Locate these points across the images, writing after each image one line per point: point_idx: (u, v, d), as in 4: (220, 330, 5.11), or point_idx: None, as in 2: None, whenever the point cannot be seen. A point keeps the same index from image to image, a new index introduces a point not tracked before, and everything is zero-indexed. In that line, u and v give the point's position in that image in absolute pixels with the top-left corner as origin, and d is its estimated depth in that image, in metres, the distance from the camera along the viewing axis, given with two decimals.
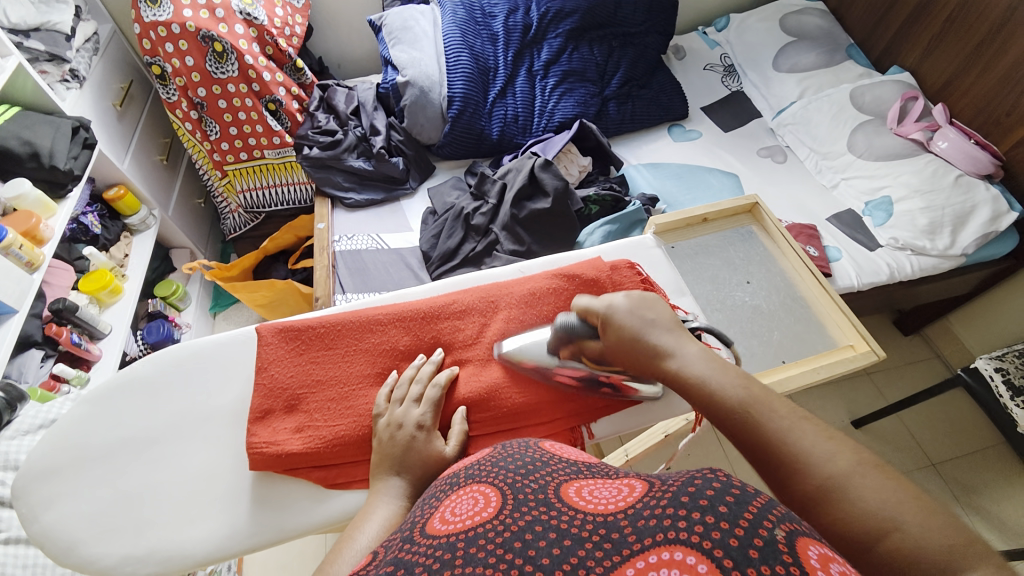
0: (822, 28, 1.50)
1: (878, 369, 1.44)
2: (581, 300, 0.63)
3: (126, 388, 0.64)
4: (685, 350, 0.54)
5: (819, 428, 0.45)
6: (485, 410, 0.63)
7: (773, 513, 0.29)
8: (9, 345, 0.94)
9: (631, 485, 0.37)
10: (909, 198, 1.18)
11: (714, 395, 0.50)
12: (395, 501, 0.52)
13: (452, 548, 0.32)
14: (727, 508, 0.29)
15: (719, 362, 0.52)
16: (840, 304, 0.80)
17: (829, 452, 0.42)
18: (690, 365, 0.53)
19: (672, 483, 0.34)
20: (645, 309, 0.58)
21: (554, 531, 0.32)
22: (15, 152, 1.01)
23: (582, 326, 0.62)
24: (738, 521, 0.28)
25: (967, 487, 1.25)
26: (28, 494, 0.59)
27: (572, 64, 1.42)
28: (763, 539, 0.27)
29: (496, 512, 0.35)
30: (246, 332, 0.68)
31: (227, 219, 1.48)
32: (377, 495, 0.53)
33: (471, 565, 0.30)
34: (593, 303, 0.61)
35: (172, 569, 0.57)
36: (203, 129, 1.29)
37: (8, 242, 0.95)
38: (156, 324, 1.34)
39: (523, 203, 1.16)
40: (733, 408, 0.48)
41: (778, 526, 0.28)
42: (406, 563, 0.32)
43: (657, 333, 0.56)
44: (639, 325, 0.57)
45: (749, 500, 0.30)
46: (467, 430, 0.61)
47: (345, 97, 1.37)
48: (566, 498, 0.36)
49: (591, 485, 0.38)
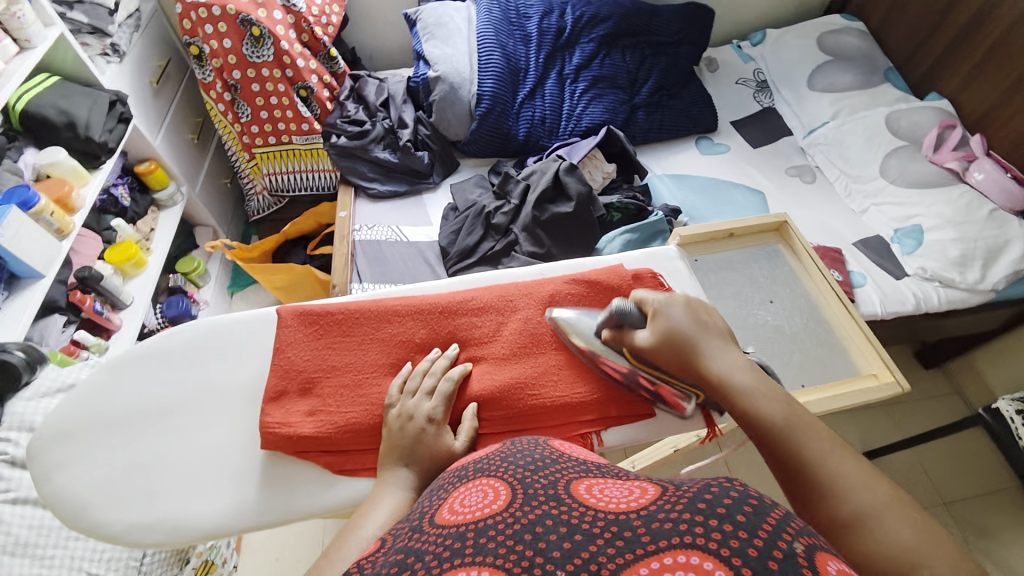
0: (861, 49, 1.47)
1: (896, 401, 1.40)
2: (638, 294, 0.65)
3: (145, 358, 0.65)
4: (732, 358, 0.57)
5: (856, 458, 0.48)
6: (495, 407, 0.63)
7: (792, 526, 0.29)
8: (35, 308, 0.96)
9: (642, 487, 0.35)
10: (941, 227, 1.15)
11: (753, 409, 0.52)
12: (403, 490, 0.53)
13: (462, 538, 0.32)
14: (744, 517, 0.29)
15: (761, 377, 0.55)
16: (864, 330, 0.79)
17: (864, 483, 0.45)
18: (734, 374, 0.55)
19: (688, 488, 0.33)
20: (698, 313, 0.61)
21: (565, 526, 0.31)
22: (52, 121, 1.04)
23: (636, 315, 0.63)
24: (756, 531, 0.28)
25: (977, 529, 1.21)
26: (45, 454, 0.60)
27: (603, 70, 1.41)
28: (783, 551, 0.27)
29: (505, 504, 0.35)
30: (266, 313, 0.69)
31: (251, 201, 1.50)
32: (384, 484, 0.54)
33: (481, 555, 0.30)
34: (649, 296, 0.63)
35: (179, 540, 0.58)
36: (235, 111, 1.32)
37: (40, 208, 0.97)
38: (175, 298, 1.36)
39: (545, 205, 1.15)
40: (775, 431, 0.50)
41: (798, 539, 0.28)
42: (416, 551, 0.32)
43: (710, 345, 0.58)
44: (699, 339, 0.58)
45: (767, 511, 0.29)
46: (477, 428, 0.61)
47: (376, 88, 1.38)
48: (576, 495, 0.35)
49: (601, 485, 0.37)
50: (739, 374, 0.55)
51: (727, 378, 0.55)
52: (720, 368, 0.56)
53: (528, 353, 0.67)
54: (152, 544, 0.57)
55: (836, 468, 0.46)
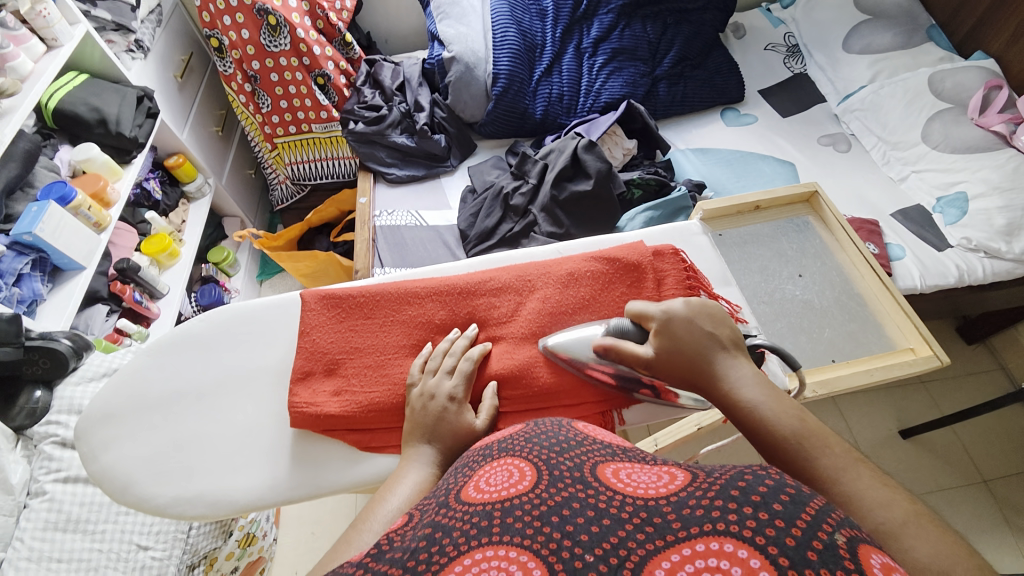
0: (902, 5, 1.37)
1: (935, 378, 1.34)
2: (636, 303, 0.61)
3: (179, 343, 0.68)
4: (742, 372, 0.54)
5: (874, 472, 0.44)
6: (516, 387, 0.63)
7: (833, 517, 0.28)
8: (79, 298, 1.02)
9: (672, 472, 0.35)
10: (987, 195, 1.08)
11: (763, 421, 0.49)
12: (425, 468, 0.54)
13: (489, 516, 0.32)
14: (781, 506, 0.28)
15: (771, 389, 0.52)
16: (902, 304, 0.75)
17: (884, 500, 0.41)
18: (742, 387, 0.52)
19: (720, 474, 0.32)
20: (703, 321, 0.57)
21: (592, 510, 0.31)
22: (85, 118, 1.08)
23: (635, 329, 0.60)
24: (795, 521, 0.27)
25: (1020, 509, 1.16)
26: (92, 435, 0.64)
27: (623, 42, 1.36)
28: (823, 542, 0.26)
29: (532, 485, 0.35)
30: (291, 297, 0.71)
31: (275, 190, 1.53)
32: (409, 460, 0.55)
33: (508, 535, 0.30)
34: (648, 307, 0.59)
35: (218, 514, 0.61)
36: (255, 101, 1.33)
37: (78, 203, 1.02)
38: (208, 287, 1.42)
39: (563, 184, 1.13)
40: (785, 443, 0.47)
41: (840, 531, 0.27)
42: (443, 526, 0.32)
43: (718, 357, 0.55)
44: (708, 352, 0.55)
45: (806, 501, 0.29)
46: (499, 407, 0.62)
47: (391, 72, 1.38)
48: (604, 478, 0.35)
49: (628, 468, 0.37)
50: (749, 388, 0.52)
51: (737, 392, 0.52)
52: (731, 381, 0.53)
53: (547, 332, 0.67)
54: (193, 517, 0.61)
55: (852, 482, 0.43)
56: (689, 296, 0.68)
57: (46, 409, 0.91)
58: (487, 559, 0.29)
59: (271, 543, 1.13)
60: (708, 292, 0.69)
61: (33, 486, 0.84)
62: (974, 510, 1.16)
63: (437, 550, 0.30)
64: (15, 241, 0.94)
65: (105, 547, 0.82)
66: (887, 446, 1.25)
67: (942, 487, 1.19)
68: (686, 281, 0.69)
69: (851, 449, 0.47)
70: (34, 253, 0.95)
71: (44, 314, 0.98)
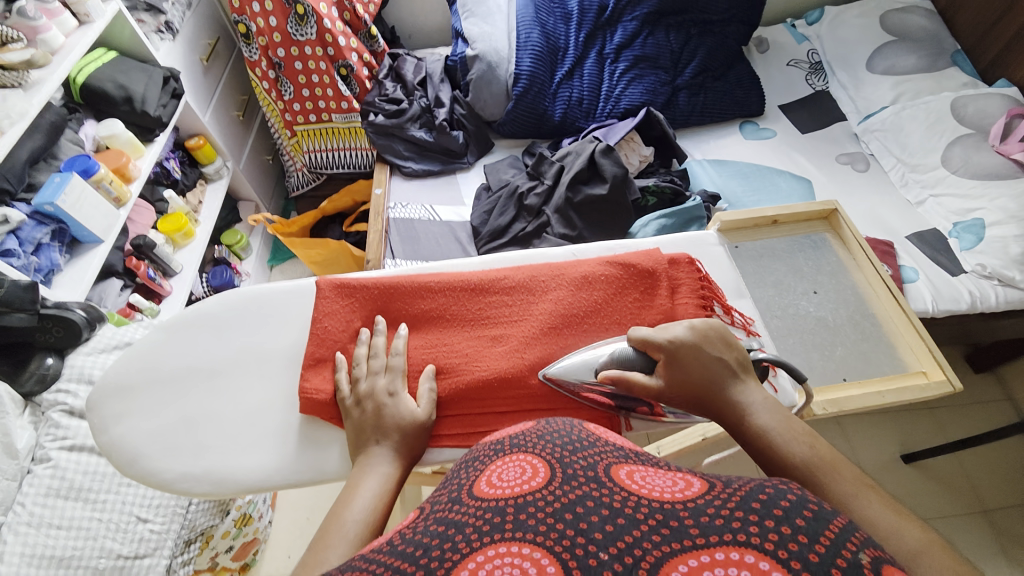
0: (927, 29, 1.37)
1: (940, 405, 1.33)
2: (638, 330, 0.60)
3: (193, 321, 0.69)
4: (752, 398, 0.55)
5: (888, 499, 0.44)
6: (455, 378, 0.64)
7: (856, 536, 0.28)
8: (95, 270, 1.03)
9: (688, 479, 0.35)
10: (1005, 222, 1.07)
11: (775, 445, 0.50)
12: (385, 466, 0.54)
13: (502, 512, 0.32)
14: (804, 521, 0.28)
15: (783, 413, 0.53)
16: (917, 326, 0.75)
17: (896, 527, 0.41)
18: (752, 412, 0.53)
19: (738, 485, 0.32)
20: (711, 349, 0.57)
21: (607, 508, 0.31)
22: (112, 96, 1.10)
23: (640, 356, 0.59)
24: (818, 537, 0.27)
25: (1020, 541, 1.15)
26: (103, 406, 0.65)
27: (645, 49, 1.36)
28: (846, 559, 0.26)
29: (545, 482, 0.36)
30: (307, 283, 0.71)
31: (292, 177, 1.55)
32: (363, 467, 0.54)
33: (520, 531, 0.31)
34: (653, 334, 0.58)
35: (223, 492, 0.62)
36: (278, 89, 1.34)
37: (100, 177, 1.03)
38: (219, 269, 1.43)
39: (579, 187, 1.14)
40: (795, 468, 0.48)
41: (863, 550, 0.27)
42: (456, 522, 0.33)
43: (730, 386, 0.55)
44: (712, 379, 0.55)
45: (828, 518, 0.29)
46: (437, 393, 0.63)
47: (414, 67, 1.39)
48: (618, 479, 0.35)
49: (642, 472, 0.37)
50: (762, 414, 0.53)
51: (751, 420, 0.53)
52: (743, 408, 0.54)
53: (558, 333, 0.67)
54: (199, 493, 0.62)
55: (865, 510, 0.43)
56: (702, 306, 0.68)
57: (56, 376, 0.92)
58: (499, 556, 0.29)
59: (266, 525, 1.13)
60: (722, 304, 0.70)
61: (38, 452, 0.85)
62: (972, 538, 1.15)
63: (448, 546, 0.30)
64: (37, 210, 0.96)
65: (105, 517, 0.83)
66: (888, 470, 1.24)
67: (942, 515, 1.18)
68: (700, 292, 0.69)
69: (865, 475, 0.46)
70: (54, 223, 0.97)
71: (60, 284, 1.00)
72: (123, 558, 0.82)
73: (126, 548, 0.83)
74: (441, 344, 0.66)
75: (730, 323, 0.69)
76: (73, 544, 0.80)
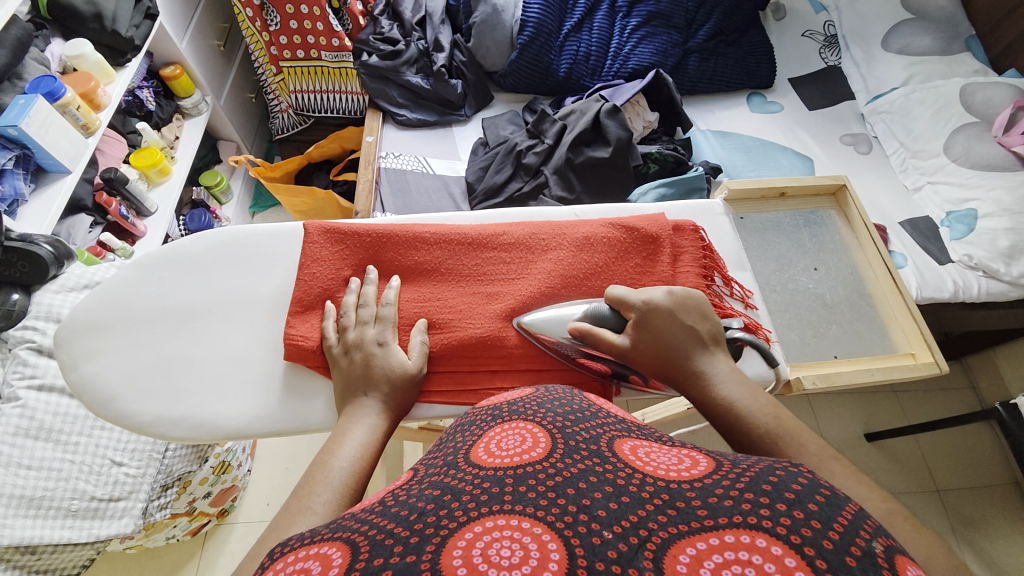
0: (946, 10, 1.32)
1: (908, 388, 1.38)
2: (615, 288, 0.59)
3: (171, 260, 0.65)
4: (721, 369, 0.54)
5: (849, 466, 0.44)
6: (448, 333, 0.62)
7: (868, 525, 0.28)
8: (62, 203, 0.96)
9: (693, 457, 0.34)
10: (996, 215, 1.06)
11: (741, 416, 0.49)
12: (373, 418, 0.53)
13: (501, 484, 0.32)
14: (817, 507, 0.28)
15: (749, 385, 0.52)
16: (912, 309, 0.75)
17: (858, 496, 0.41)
18: (720, 384, 0.52)
19: (748, 466, 0.32)
20: (685, 316, 0.56)
21: (611, 486, 0.31)
22: (80, 11, 1.00)
23: (614, 316, 0.58)
24: (832, 524, 0.27)
25: (965, 519, 1.23)
26: (73, 343, 0.62)
27: (659, 6, 1.29)
28: (861, 548, 0.26)
29: (545, 453, 0.35)
30: (294, 227, 0.68)
31: (276, 118, 1.47)
32: (351, 417, 0.53)
33: (521, 504, 0.30)
34: (629, 294, 0.58)
35: (202, 437, 0.60)
36: (263, 17, 1.23)
37: (66, 101, 0.95)
38: (198, 212, 1.36)
39: (581, 148, 1.09)
40: (762, 438, 0.47)
41: (877, 540, 0.27)
42: (451, 489, 0.32)
43: (697, 354, 0.54)
44: (685, 344, 0.54)
45: (841, 505, 0.28)
46: (429, 346, 0.61)
47: (413, 4, 1.29)
48: (621, 454, 0.35)
49: (646, 447, 0.37)
50: (728, 385, 0.52)
51: (716, 391, 0.52)
52: (709, 378, 0.53)
53: (556, 294, 0.65)
54: (177, 437, 0.60)
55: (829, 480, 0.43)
56: (703, 275, 0.68)
57: (23, 313, 0.87)
58: (498, 527, 0.28)
59: (245, 473, 1.13)
60: (722, 276, 0.69)
61: (5, 390, 0.81)
62: (926, 516, 1.22)
63: (444, 514, 0.29)
64: None
65: (77, 459, 0.81)
66: (853, 447, 1.30)
67: (897, 491, 1.25)
68: (703, 261, 0.68)
69: (825, 442, 0.47)
70: (18, 148, 0.90)
71: (25, 216, 0.93)
72: (97, 500, 0.81)
73: (100, 490, 0.81)
74: (435, 298, 0.64)
75: (729, 295, 0.69)
76: (44, 484, 0.78)
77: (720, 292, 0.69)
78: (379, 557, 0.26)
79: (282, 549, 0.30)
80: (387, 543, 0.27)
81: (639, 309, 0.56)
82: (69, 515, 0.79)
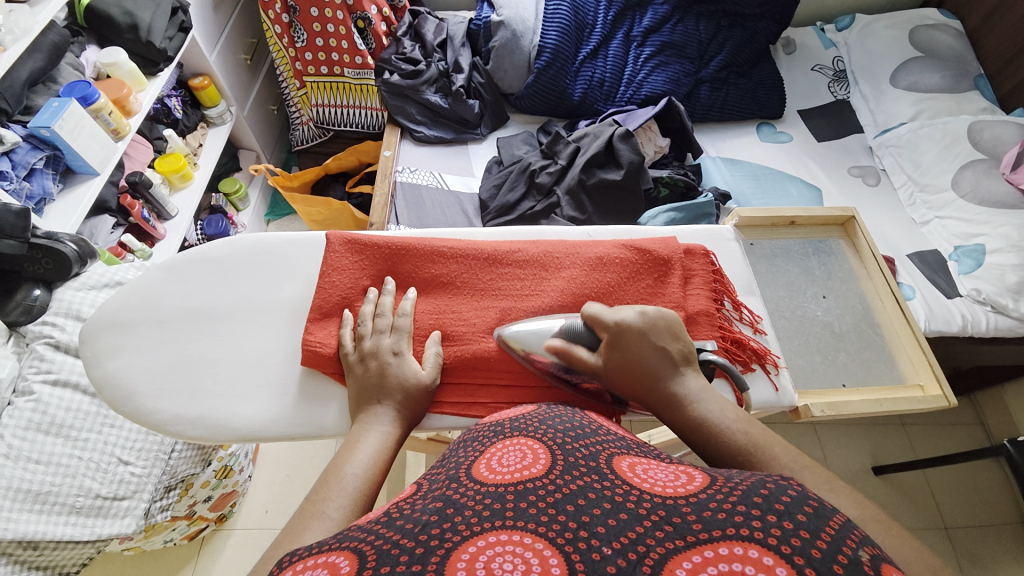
0: (954, 49, 1.35)
1: (916, 422, 1.37)
2: (588, 305, 0.59)
3: (195, 263, 0.67)
4: (692, 386, 0.54)
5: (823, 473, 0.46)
6: (460, 346, 0.63)
7: (856, 534, 0.28)
8: (88, 203, 0.99)
9: (689, 473, 0.35)
10: (1004, 251, 1.07)
11: (718, 434, 0.50)
12: (385, 425, 0.54)
13: (503, 500, 0.32)
14: (805, 517, 0.28)
15: (721, 402, 0.53)
16: (920, 341, 0.75)
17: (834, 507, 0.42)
18: (694, 403, 0.52)
19: (740, 481, 0.32)
20: (656, 336, 0.55)
21: (609, 502, 0.32)
22: (116, 21, 1.05)
23: (588, 333, 0.58)
24: (819, 533, 0.27)
25: (974, 558, 1.20)
26: (96, 341, 0.63)
27: (673, 36, 1.33)
28: (847, 556, 0.26)
29: (546, 470, 0.36)
30: (316, 236, 0.70)
31: (296, 130, 1.50)
32: (364, 424, 0.54)
33: (522, 520, 0.31)
34: (603, 313, 0.57)
35: (216, 438, 0.61)
36: (291, 34, 1.28)
37: (99, 107, 0.99)
38: (215, 217, 1.39)
39: (593, 170, 1.12)
40: (741, 456, 0.48)
41: (862, 548, 0.27)
42: (455, 503, 0.32)
43: (667, 374, 0.54)
44: (656, 361, 0.54)
45: (827, 515, 0.29)
46: (442, 358, 0.62)
47: (435, 27, 1.35)
48: (620, 471, 0.36)
49: (644, 465, 0.37)
50: (701, 403, 0.52)
51: (691, 409, 0.52)
52: (681, 398, 0.53)
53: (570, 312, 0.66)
54: (192, 437, 0.61)
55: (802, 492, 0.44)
56: (713, 299, 0.69)
57: (43, 308, 0.90)
58: (500, 541, 0.29)
59: (246, 479, 1.13)
60: (732, 300, 0.71)
61: (19, 384, 0.83)
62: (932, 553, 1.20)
63: (448, 527, 0.30)
64: (32, 134, 0.91)
65: (85, 456, 0.82)
66: (859, 479, 1.28)
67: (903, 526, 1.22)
68: (712, 285, 0.70)
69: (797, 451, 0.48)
70: (49, 149, 0.93)
71: (51, 213, 0.96)
72: (101, 498, 0.81)
73: (105, 488, 0.82)
74: (449, 310, 0.66)
75: (738, 319, 0.70)
76: (51, 479, 0.79)
77: (728, 316, 0.70)
78: (386, 567, 0.27)
79: (292, 557, 0.31)
80: (394, 553, 0.28)
81: (611, 328, 0.56)
82: (74, 512, 0.79)
